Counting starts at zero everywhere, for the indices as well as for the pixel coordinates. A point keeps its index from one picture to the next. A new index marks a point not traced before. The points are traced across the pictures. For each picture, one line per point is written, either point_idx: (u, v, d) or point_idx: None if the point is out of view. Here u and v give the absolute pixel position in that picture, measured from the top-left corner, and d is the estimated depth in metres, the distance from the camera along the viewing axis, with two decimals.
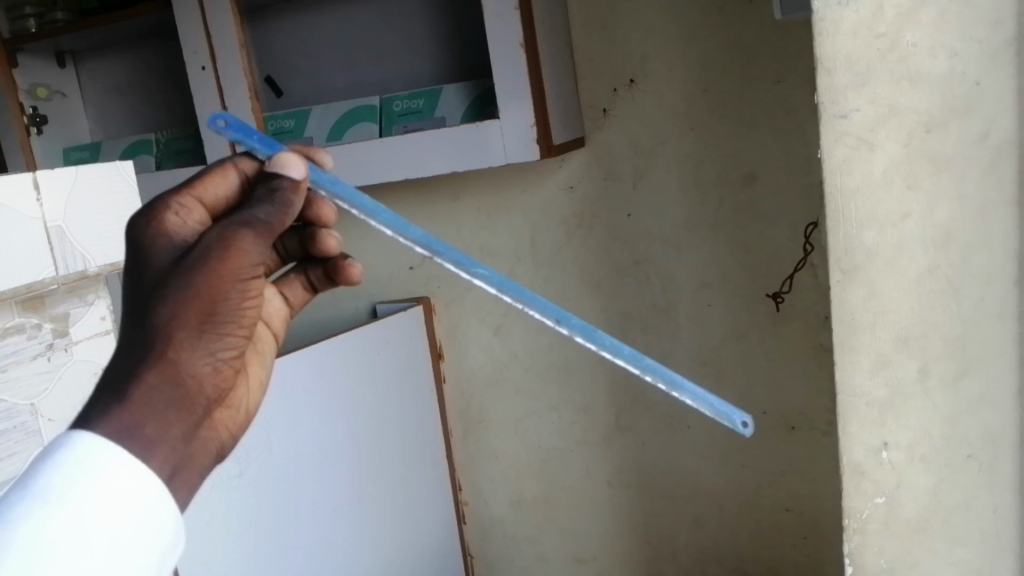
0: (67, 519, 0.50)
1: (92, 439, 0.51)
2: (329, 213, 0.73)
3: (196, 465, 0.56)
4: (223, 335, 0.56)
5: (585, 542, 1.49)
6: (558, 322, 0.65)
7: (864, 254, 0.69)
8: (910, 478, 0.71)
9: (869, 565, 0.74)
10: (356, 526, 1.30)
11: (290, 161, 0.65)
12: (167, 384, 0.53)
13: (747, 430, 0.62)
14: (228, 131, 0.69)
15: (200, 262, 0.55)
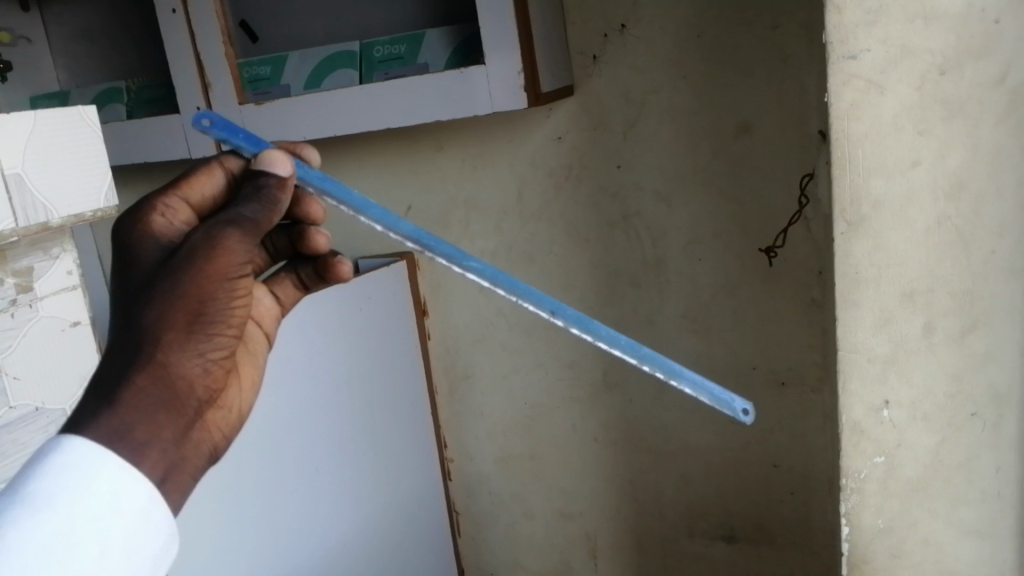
0: (61, 525, 0.52)
1: (83, 445, 0.52)
2: (318, 211, 0.73)
3: (189, 466, 0.58)
4: (211, 335, 0.58)
5: (571, 499, 1.47)
6: (553, 314, 0.66)
7: (870, 204, 0.65)
8: (911, 437, 0.69)
9: (866, 525, 0.72)
10: (340, 484, 1.27)
11: (276, 158, 0.65)
12: (156, 386, 0.54)
13: (748, 417, 0.65)
14: (212, 129, 0.68)
15: (188, 262, 0.57)
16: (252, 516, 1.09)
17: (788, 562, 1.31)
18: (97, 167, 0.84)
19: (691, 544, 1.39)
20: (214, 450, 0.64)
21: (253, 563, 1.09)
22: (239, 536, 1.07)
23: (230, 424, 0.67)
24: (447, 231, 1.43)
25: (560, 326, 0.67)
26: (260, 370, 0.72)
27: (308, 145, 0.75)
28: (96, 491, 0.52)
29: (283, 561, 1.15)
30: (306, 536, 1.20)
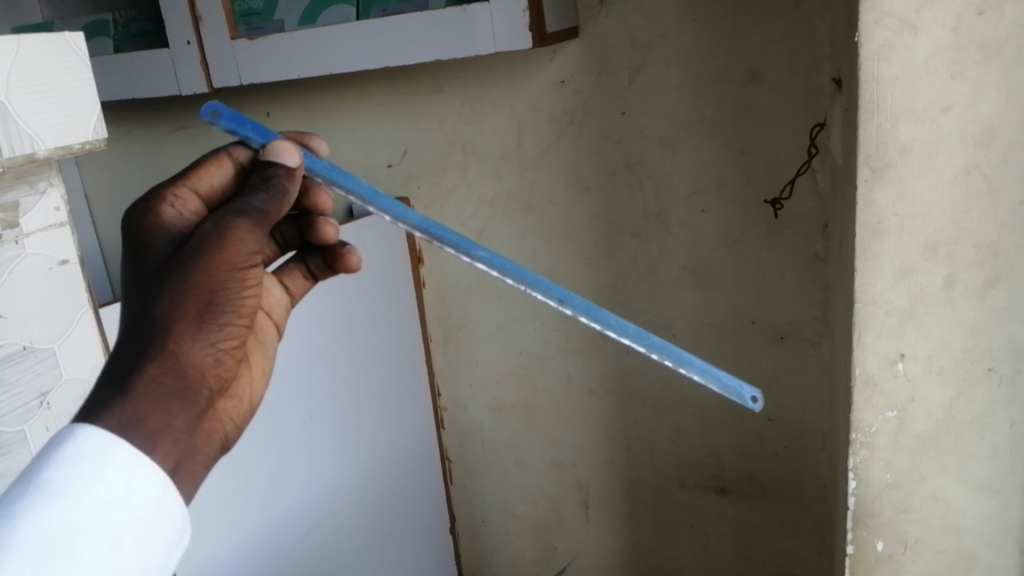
0: (76, 514, 0.54)
1: (97, 434, 0.55)
2: (326, 200, 0.81)
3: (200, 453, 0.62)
4: (220, 326, 0.62)
5: (564, 449, 1.47)
6: (561, 302, 0.68)
7: (896, 150, 0.63)
8: (925, 392, 0.68)
9: (874, 480, 0.71)
10: (336, 431, 1.25)
11: (284, 150, 0.71)
12: (169, 375, 0.59)
13: (756, 406, 0.64)
14: (223, 122, 0.74)
15: (198, 254, 0.62)
16: (250, 460, 1.08)
17: (778, 515, 1.31)
18: (85, 96, 0.79)
19: (682, 496, 1.39)
20: (226, 438, 0.68)
21: (247, 510, 1.08)
22: (233, 482, 1.05)
23: (242, 414, 0.70)
24: (445, 176, 1.40)
25: (569, 315, 0.69)
26: (270, 361, 0.77)
27: (316, 136, 0.81)
28: (108, 479, 0.55)
29: (278, 507, 1.14)
30: (299, 482, 1.18)
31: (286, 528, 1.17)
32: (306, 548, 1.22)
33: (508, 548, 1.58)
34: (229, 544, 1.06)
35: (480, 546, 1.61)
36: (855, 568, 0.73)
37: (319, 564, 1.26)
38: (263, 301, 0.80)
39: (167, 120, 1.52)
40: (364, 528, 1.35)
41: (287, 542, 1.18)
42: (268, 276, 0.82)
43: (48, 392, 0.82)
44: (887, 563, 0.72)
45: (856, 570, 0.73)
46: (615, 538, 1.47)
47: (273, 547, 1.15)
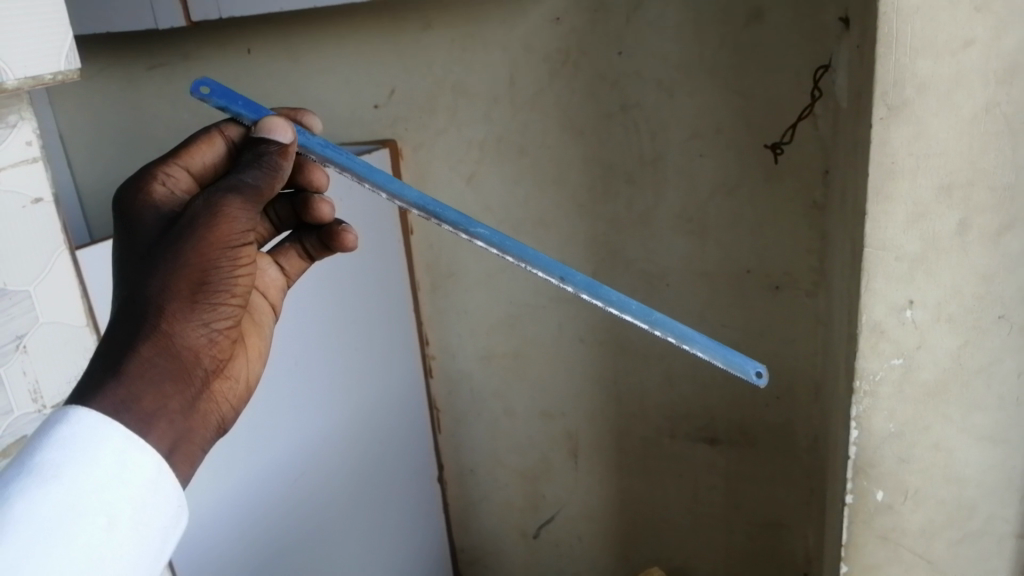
0: (70, 496, 0.54)
1: (90, 416, 0.56)
2: (321, 178, 0.79)
3: (193, 432, 0.62)
4: (214, 305, 0.63)
5: (554, 398, 1.45)
6: (563, 279, 0.66)
7: (914, 87, 0.60)
8: (932, 340, 0.66)
9: (876, 429, 0.69)
10: (321, 381, 1.22)
11: (276, 126, 0.69)
12: (161, 356, 0.59)
13: (761, 380, 0.63)
14: (213, 98, 0.71)
15: (190, 231, 0.61)
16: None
17: (768, 464, 1.31)
18: (52, 20, 0.73)
19: (672, 445, 1.38)
20: (222, 420, 0.69)
21: (232, 463, 1.06)
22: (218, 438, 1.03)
23: (237, 394, 0.71)
24: (434, 118, 1.35)
25: (570, 291, 0.67)
26: (266, 340, 0.78)
27: (309, 111, 0.78)
28: (102, 460, 0.55)
29: (261, 460, 1.12)
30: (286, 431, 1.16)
31: (271, 480, 1.15)
32: (292, 500, 1.20)
33: (496, 497, 1.58)
34: (213, 501, 1.04)
35: (469, 494, 1.61)
36: (854, 517, 0.73)
37: (305, 517, 1.24)
38: (257, 282, 0.80)
39: (145, 58, 1.47)
40: (353, 480, 1.34)
41: (272, 496, 1.16)
42: (263, 257, 0.81)
43: (23, 335, 0.78)
44: (886, 513, 0.72)
45: (854, 518, 0.73)
46: (603, 487, 1.47)
47: (257, 502, 1.13)
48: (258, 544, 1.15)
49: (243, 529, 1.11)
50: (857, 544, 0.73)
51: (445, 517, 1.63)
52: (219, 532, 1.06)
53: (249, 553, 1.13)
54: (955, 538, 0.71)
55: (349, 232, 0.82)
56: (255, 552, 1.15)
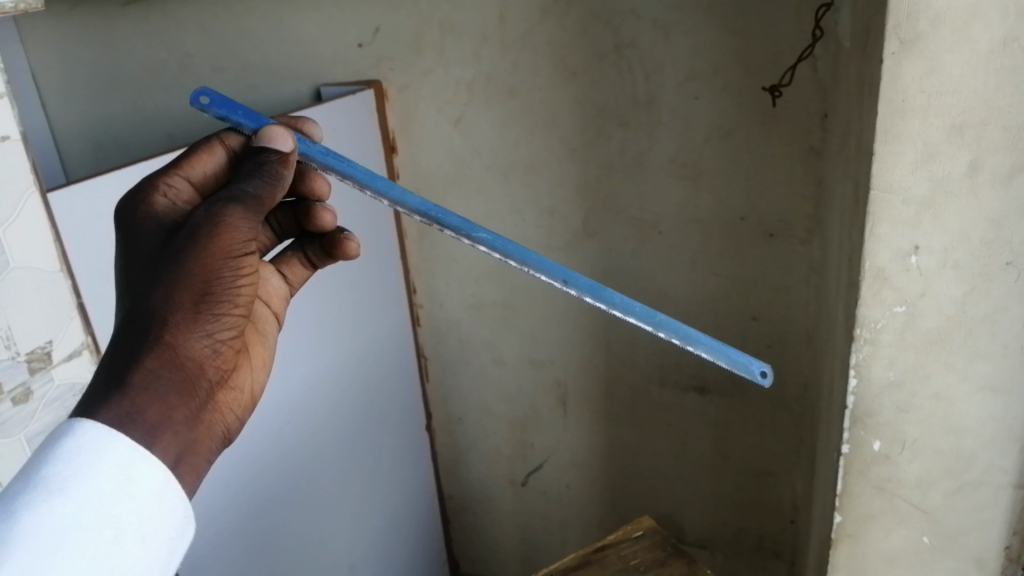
0: (77, 509, 0.53)
1: (94, 428, 0.54)
2: (323, 186, 0.79)
3: (200, 444, 0.61)
4: (218, 316, 0.62)
5: (543, 347, 1.43)
6: (565, 283, 0.66)
7: (929, 19, 0.57)
8: (937, 287, 0.64)
9: (876, 378, 0.68)
10: (308, 330, 1.19)
11: (277, 133, 0.69)
12: (167, 368, 0.58)
13: (765, 380, 0.62)
14: (213, 109, 0.72)
15: (192, 242, 0.61)
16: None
17: (758, 414, 1.30)
18: None
19: (661, 394, 1.36)
20: (228, 431, 0.67)
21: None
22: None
23: (242, 405, 0.70)
24: (420, 58, 1.30)
25: (574, 295, 0.67)
26: (269, 352, 0.77)
27: (310, 120, 0.79)
28: (108, 470, 0.54)
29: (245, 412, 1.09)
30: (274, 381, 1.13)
31: (256, 431, 1.12)
32: (277, 452, 1.17)
33: (484, 446, 1.57)
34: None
35: (457, 442, 1.60)
36: (850, 467, 0.72)
37: (291, 468, 1.21)
38: (262, 291, 0.80)
39: None
40: (340, 431, 1.32)
41: (256, 448, 1.13)
42: (268, 266, 0.81)
43: None
44: (883, 463, 0.70)
45: (850, 469, 0.71)
46: (592, 436, 1.46)
47: (241, 454, 1.11)
48: (242, 497, 1.12)
49: (227, 482, 1.09)
50: (852, 494, 0.72)
51: (433, 466, 1.63)
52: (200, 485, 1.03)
53: (234, 506, 1.11)
54: (952, 489, 0.69)
55: (352, 240, 0.83)
56: (241, 504, 1.12)
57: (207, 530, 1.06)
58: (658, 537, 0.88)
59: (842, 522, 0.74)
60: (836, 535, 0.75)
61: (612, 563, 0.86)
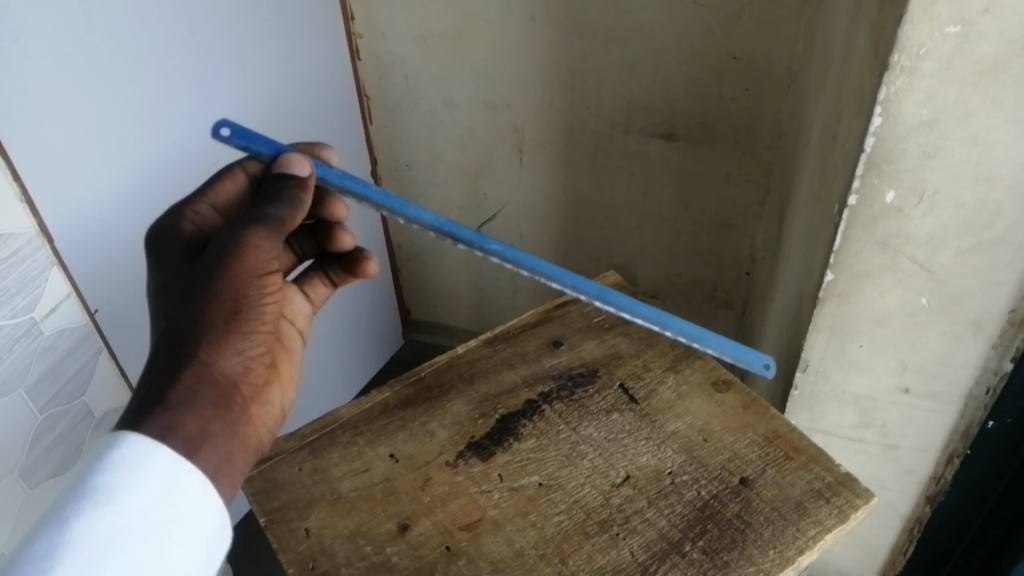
0: (125, 521, 0.46)
1: (136, 440, 0.48)
2: (345, 213, 0.66)
3: (244, 459, 0.54)
4: (250, 332, 0.55)
5: (501, 86, 1.23)
6: (575, 288, 0.61)
7: None
8: (1007, 4, 0.50)
9: (904, 117, 0.57)
10: (231, 48, 0.97)
11: (293, 158, 0.59)
12: (204, 385, 0.52)
13: (770, 370, 0.62)
14: (231, 141, 0.61)
15: (218, 259, 0.54)
16: (92, 80, 0.79)
17: (727, 162, 1.18)
18: None
19: (626, 141, 1.21)
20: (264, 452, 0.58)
21: (123, 140, 0.84)
22: (85, 114, 0.79)
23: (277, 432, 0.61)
24: None
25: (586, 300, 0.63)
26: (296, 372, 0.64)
27: (327, 144, 0.67)
28: (155, 478, 0.47)
29: (165, 147, 0.90)
30: (198, 123, 0.94)
31: (175, 167, 0.93)
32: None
33: (431, 196, 1.42)
34: (104, 178, 0.83)
35: (404, 192, 1.44)
36: (853, 221, 0.63)
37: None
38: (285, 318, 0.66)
39: None
40: None
41: (184, 183, 0.95)
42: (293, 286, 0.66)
43: None
44: (893, 217, 0.62)
45: (854, 223, 0.63)
46: (548, 185, 1.32)
47: (176, 186, 0.93)
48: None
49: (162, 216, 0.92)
50: (851, 251, 0.64)
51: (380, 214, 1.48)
52: (119, 219, 0.87)
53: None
54: (966, 247, 0.62)
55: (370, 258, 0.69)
56: None
57: (116, 288, 0.89)
58: (625, 294, 0.81)
59: (834, 281, 0.66)
60: (824, 295, 0.67)
61: (574, 320, 0.78)
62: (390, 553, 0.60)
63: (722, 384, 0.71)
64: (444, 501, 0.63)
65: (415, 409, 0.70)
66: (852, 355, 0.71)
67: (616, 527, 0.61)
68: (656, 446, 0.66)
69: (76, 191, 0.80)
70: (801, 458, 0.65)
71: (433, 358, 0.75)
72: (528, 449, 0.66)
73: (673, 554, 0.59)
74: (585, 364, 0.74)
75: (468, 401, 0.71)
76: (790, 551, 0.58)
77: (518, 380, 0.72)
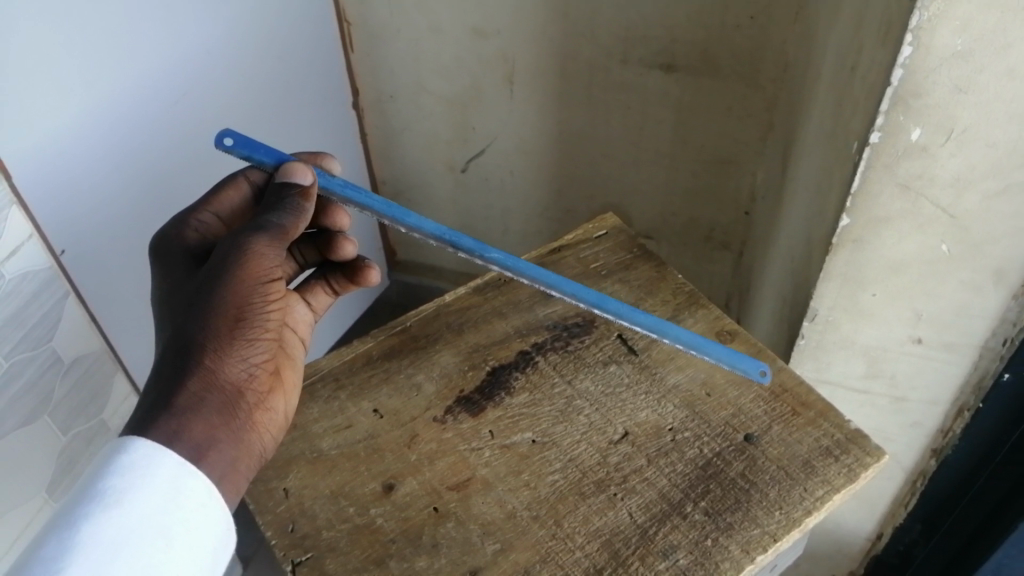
0: (132, 525, 0.44)
1: (142, 444, 0.46)
2: (346, 222, 0.65)
3: (250, 467, 0.51)
4: (256, 339, 0.53)
5: (492, 13, 1.15)
6: (570, 294, 0.60)
7: None
8: None
9: (937, 47, 0.51)
10: None
11: (295, 167, 0.58)
12: (208, 392, 0.49)
13: (761, 376, 0.59)
14: (234, 150, 0.60)
15: (221, 266, 0.52)
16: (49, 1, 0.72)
17: (728, 95, 1.12)
18: None
19: (622, 72, 1.15)
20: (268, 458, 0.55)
21: (86, 69, 0.77)
22: (43, 40, 0.72)
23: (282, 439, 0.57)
24: None
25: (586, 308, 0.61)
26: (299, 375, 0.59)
27: (330, 154, 0.67)
28: (162, 480, 0.45)
29: (135, 75, 0.83)
30: (167, 50, 0.87)
31: (144, 98, 0.86)
32: (187, 125, 0.93)
33: (418, 131, 1.35)
34: (66, 105, 0.76)
35: (389, 127, 1.37)
36: (874, 160, 0.58)
37: (205, 139, 0.97)
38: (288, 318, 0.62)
39: None
40: (264, 111, 1.09)
41: (156, 114, 0.88)
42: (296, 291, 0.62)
43: None
44: (917, 156, 0.57)
45: (875, 163, 0.58)
46: (540, 119, 1.26)
47: (147, 117, 0.87)
48: (147, 166, 0.89)
49: (132, 148, 0.86)
50: (869, 193, 0.60)
51: (364, 150, 1.42)
52: (84, 152, 0.79)
53: (134, 181, 0.87)
54: (992, 191, 0.57)
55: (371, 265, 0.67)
56: (135, 196, 0.88)
57: (85, 228, 0.83)
58: (624, 238, 0.77)
59: (849, 226, 0.62)
60: (838, 240, 0.63)
61: (570, 266, 0.74)
62: (374, 514, 0.56)
63: (726, 334, 0.67)
64: (432, 459, 0.59)
65: (401, 361, 0.66)
66: (863, 304, 0.67)
67: (614, 487, 0.57)
68: (655, 401, 0.62)
69: (36, 118, 0.73)
70: (809, 413, 0.61)
71: (419, 306, 0.71)
72: (521, 404, 0.63)
73: (674, 515, 0.56)
74: (582, 313, 0.69)
75: (457, 352, 0.67)
76: (798, 513, 0.55)
77: (510, 330, 0.68)
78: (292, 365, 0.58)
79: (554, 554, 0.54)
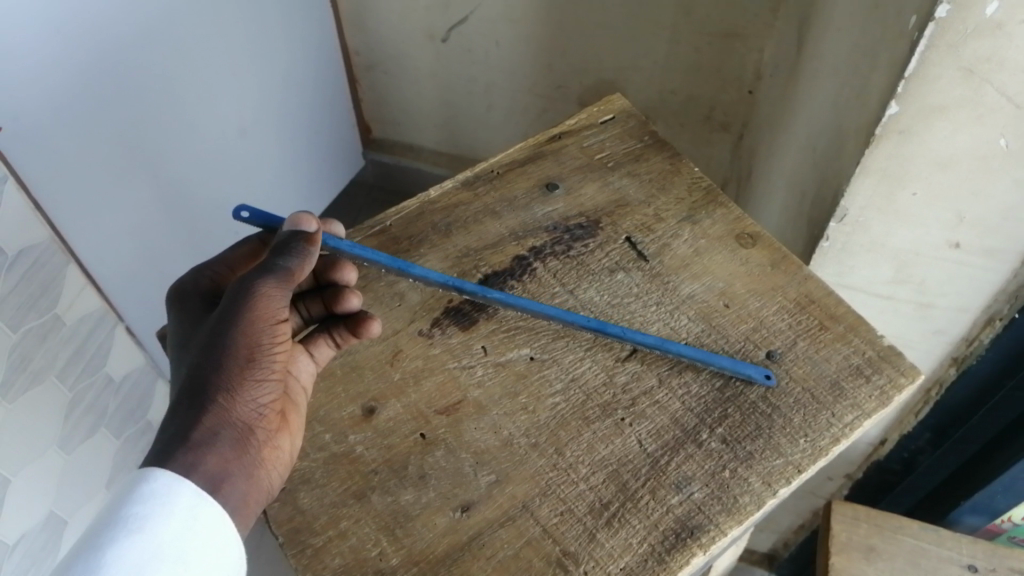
0: (152, 551, 0.40)
1: (161, 473, 0.41)
2: (353, 278, 0.55)
3: (262, 503, 0.46)
4: (270, 378, 0.46)
5: None
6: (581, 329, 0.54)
7: None
8: None
9: None
10: None
11: (299, 216, 0.50)
12: (217, 435, 0.43)
13: (768, 379, 0.52)
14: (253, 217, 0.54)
15: (228, 306, 0.45)
16: None
17: None
18: None
19: None
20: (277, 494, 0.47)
21: None
22: None
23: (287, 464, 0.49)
24: None
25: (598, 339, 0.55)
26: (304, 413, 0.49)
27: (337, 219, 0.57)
28: (185, 505, 0.41)
29: None
30: None
31: None
32: None
33: None
34: None
35: None
36: (937, 39, 0.49)
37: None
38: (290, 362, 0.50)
39: None
40: None
41: None
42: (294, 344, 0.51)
43: None
44: (989, 34, 0.48)
45: (937, 42, 0.49)
46: None
47: None
48: (91, 32, 0.77)
49: (72, 11, 0.74)
50: (926, 77, 0.51)
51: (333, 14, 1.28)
52: (10, 19, 0.67)
53: (76, 51, 0.76)
54: None
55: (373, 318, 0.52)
56: (78, 69, 0.76)
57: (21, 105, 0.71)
58: (633, 124, 0.68)
59: (896, 115, 0.54)
60: (881, 130, 0.55)
61: (572, 158, 0.65)
62: (353, 442, 0.50)
63: (747, 237, 0.60)
64: (418, 378, 0.53)
65: (381, 266, 0.59)
66: (900, 203, 0.60)
67: (621, 412, 0.51)
68: (668, 314, 0.56)
69: None
70: (838, 328, 0.55)
71: (401, 203, 0.63)
72: (517, 316, 0.56)
73: (688, 444, 0.50)
74: (585, 213, 0.62)
75: (445, 257, 0.59)
76: (825, 441, 0.50)
77: (505, 231, 0.60)
78: (300, 401, 0.50)
79: (554, 487, 0.48)
